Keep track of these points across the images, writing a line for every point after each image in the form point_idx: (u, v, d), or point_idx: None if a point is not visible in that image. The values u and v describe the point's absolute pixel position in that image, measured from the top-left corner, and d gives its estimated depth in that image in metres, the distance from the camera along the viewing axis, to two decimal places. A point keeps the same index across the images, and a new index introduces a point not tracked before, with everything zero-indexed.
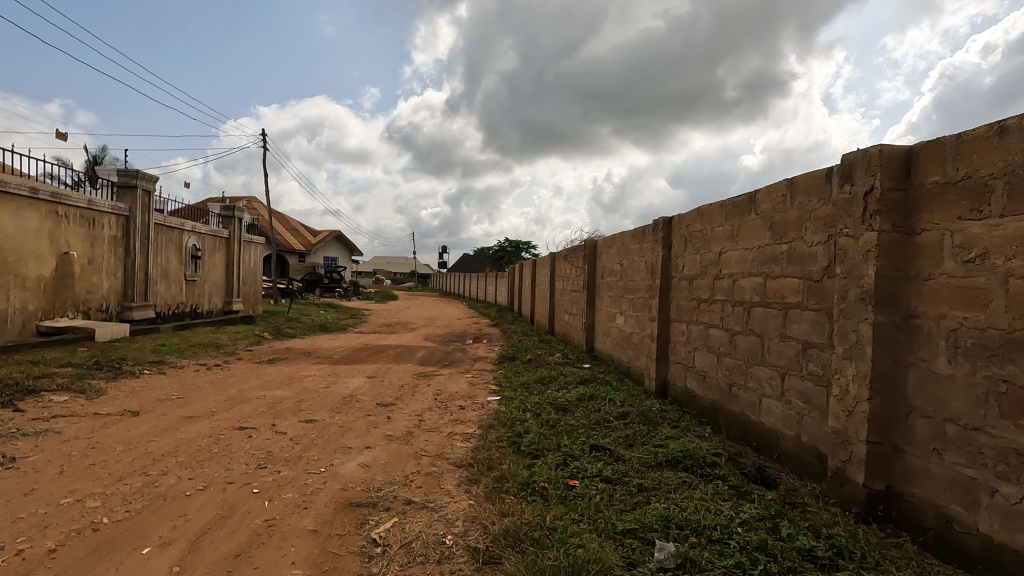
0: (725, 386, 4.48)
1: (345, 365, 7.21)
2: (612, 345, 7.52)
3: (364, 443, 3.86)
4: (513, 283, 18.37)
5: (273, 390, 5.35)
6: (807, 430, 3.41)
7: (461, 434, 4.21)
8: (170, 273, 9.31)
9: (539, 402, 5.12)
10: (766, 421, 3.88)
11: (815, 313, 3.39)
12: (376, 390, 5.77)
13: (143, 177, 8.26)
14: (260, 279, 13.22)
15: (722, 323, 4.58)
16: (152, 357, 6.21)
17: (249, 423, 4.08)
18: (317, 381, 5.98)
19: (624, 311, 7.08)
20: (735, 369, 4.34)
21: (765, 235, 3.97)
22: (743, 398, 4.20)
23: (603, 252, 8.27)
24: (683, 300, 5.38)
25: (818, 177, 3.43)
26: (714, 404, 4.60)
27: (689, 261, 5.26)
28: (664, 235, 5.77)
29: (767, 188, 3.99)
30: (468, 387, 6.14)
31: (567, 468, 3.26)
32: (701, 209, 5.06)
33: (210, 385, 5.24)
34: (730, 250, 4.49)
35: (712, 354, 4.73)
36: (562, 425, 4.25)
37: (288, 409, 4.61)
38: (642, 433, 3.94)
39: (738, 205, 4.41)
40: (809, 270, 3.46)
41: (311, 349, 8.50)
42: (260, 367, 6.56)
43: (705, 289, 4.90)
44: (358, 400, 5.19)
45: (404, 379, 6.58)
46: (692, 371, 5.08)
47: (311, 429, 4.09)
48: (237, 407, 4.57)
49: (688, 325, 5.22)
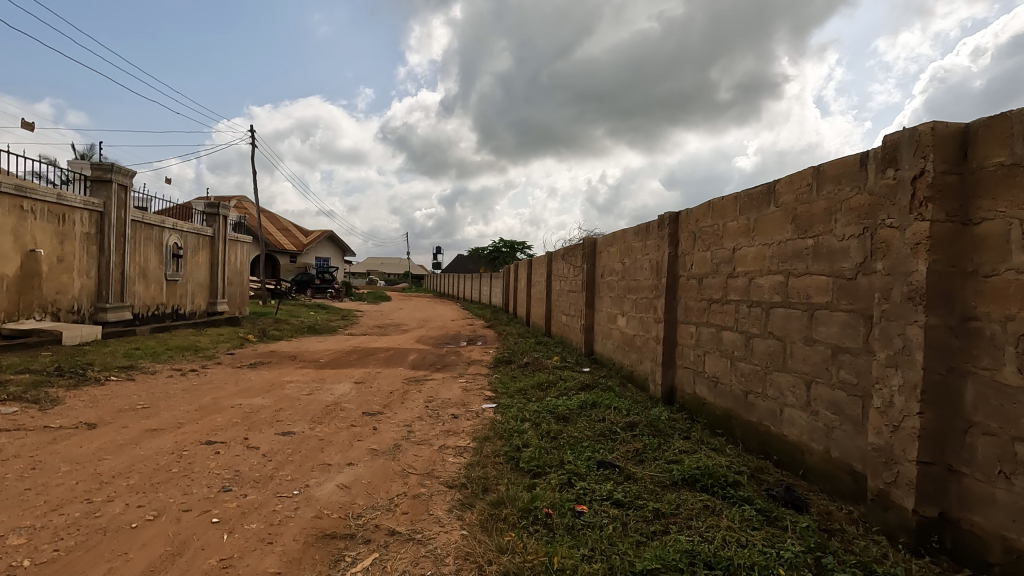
0: (739, 394, 4.13)
1: (332, 370, 6.82)
2: (613, 348, 7.15)
3: (346, 459, 3.48)
4: (508, 283, 17.99)
5: (251, 398, 4.95)
6: (838, 444, 3.07)
7: (454, 447, 3.84)
8: (149, 273, 8.88)
9: (538, 410, 4.75)
10: (788, 433, 3.53)
11: (847, 315, 3.04)
12: (363, 397, 5.38)
13: (118, 171, 7.84)
14: (247, 279, 12.79)
15: (736, 325, 4.23)
16: (122, 362, 5.80)
17: (219, 437, 3.69)
18: (300, 387, 5.59)
19: (626, 312, 6.72)
20: (752, 376, 3.99)
21: (786, 229, 3.63)
22: (761, 408, 3.86)
23: (603, 251, 7.91)
24: (691, 300, 5.03)
25: (851, 163, 3.08)
26: (728, 413, 4.25)
27: (698, 258, 4.91)
28: (670, 231, 5.42)
29: (788, 178, 3.64)
30: (461, 394, 5.77)
31: (572, 489, 2.90)
32: (712, 203, 4.71)
33: (182, 393, 4.84)
34: (745, 246, 4.15)
35: (724, 360, 4.38)
36: (564, 437, 3.89)
37: (264, 420, 4.22)
38: (653, 446, 3.58)
39: (755, 197, 4.06)
40: (839, 267, 3.11)
41: (297, 352, 8.11)
42: (240, 372, 6.16)
43: (716, 288, 4.56)
44: (342, 408, 4.81)
45: (393, 384, 6.19)
46: (702, 377, 4.74)
47: (287, 443, 3.70)
48: (208, 417, 4.18)
49: (697, 327, 4.87)
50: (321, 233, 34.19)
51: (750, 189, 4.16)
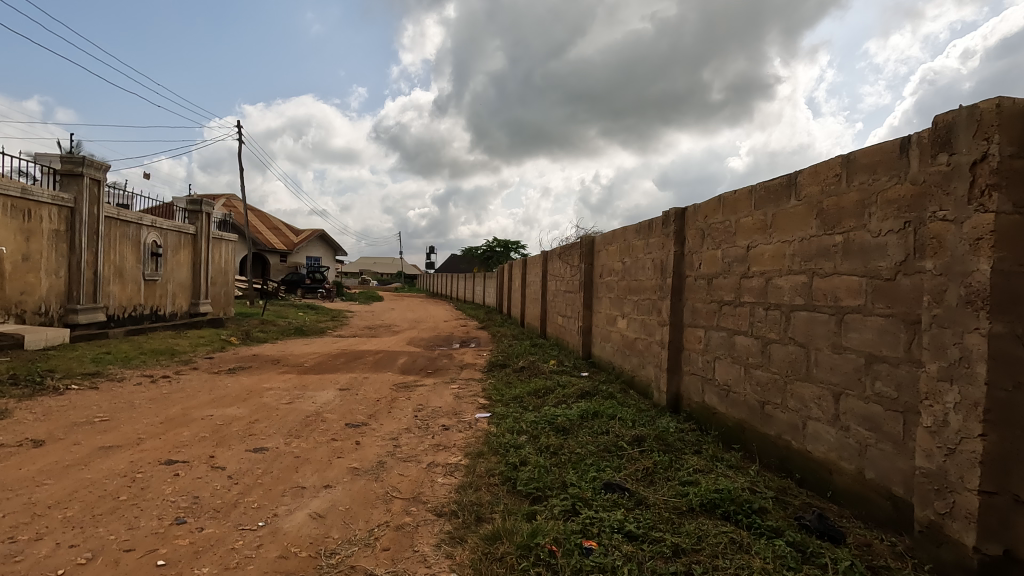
0: (754, 404, 3.81)
1: (316, 375, 6.44)
2: (613, 352, 6.81)
3: (322, 480, 3.11)
4: (502, 283, 17.63)
5: (224, 408, 4.56)
6: (874, 465, 2.75)
7: (443, 464, 3.49)
8: (125, 272, 8.45)
9: (535, 421, 4.40)
10: (813, 449, 3.21)
11: (885, 320, 2.72)
12: (347, 406, 5.01)
13: (90, 165, 7.41)
14: (232, 279, 12.35)
15: (751, 330, 3.91)
16: (87, 368, 5.39)
17: (181, 455, 3.30)
18: (280, 395, 5.20)
19: (626, 314, 6.39)
20: (768, 385, 3.67)
21: (810, 224, 3.31)
22: (780, 420, 3.53)
23: (602, 250, 7.57)
24: (699, 301, 4.70)
25: (889, 149, 2.76)
26: (742, 425, 3.93)
27: (707, 257, 4.59)
28: (676, 228, 5.09)
29: (812, 168, 3.32)
30: (453, 402, 5.41)
31: (578, 519, 2.55)
32: (723, 197, 4.39)
33: (148, 404, 4.44)
34: (761, 244, 3.82)
35: (737, 367, 4.06)
36: (566, 453, 3.54)
37: (236, 434, 3.84)
38: (664, 465, 3.24)
39: (772, 190, 3.74)
40: (875, 266, 2.79)
41: (281, 356, 7.71)
42: (216, 379, 5.76)
43: (728, 289, 4.23)
44: (323, 419, 4.44)
45: (381, 391, 5.81)
46: (712, 385, 4.41)
47: (258, 461, 3.33)
48: (173, 432, 3.78)
49: (706, 331, 4.55)
50: (311, 232, 33.61)
51: (766, 182, 3.83)
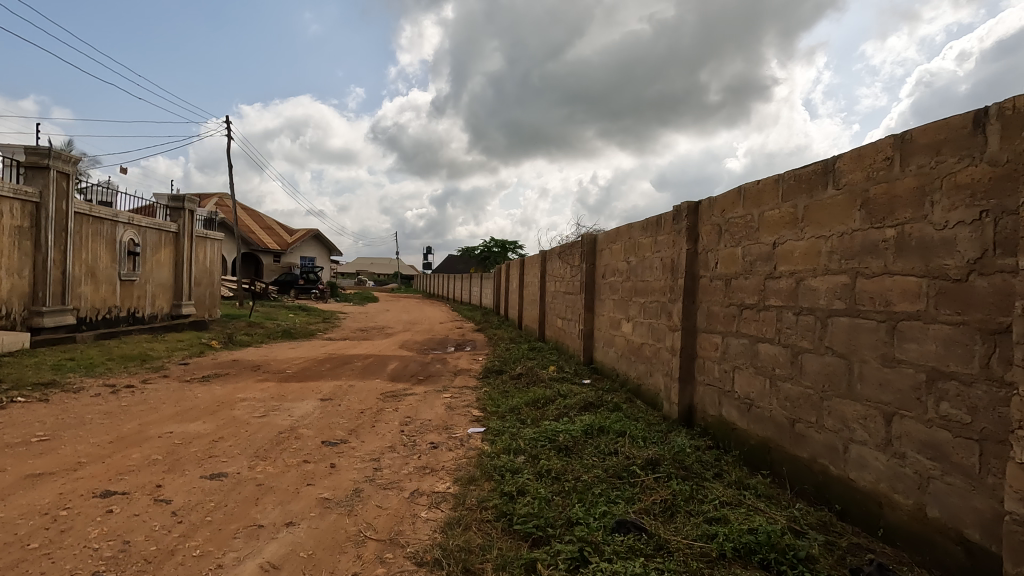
0: (782, 421, 3.37)
1: (297, 383, 5.96)
2: (618, 358, 6.37)
3: (284, 515, 2.65)
4: (500, 284, 17.18)
5: (187, 424, 4.08)
6: (940, 502, 2.31)
7: (429, 493, 3.02)
8: (98, 272, 7.97)
9: (534, 438, 3.94)
10: (858, 478, 2.77)
11: (954, 329, 2.28)
12: (327, 419, 4.54)
13: (57, 157, 6.93)
14: (218, 279, 11.86)
15: (777, 337, 3.46)
16: (42, 377, 4.92)
17: (121, 485, 2.83)
18: (253, 407, 4.72)
19: (632, 317, 5.96)
20: (799, 401, 3.24)
21: (853, 215, 2.86)
22: (815, 441, 3.09)
23: (605, 249, 7.13)
24: (715, 304, 4.26)
25: (957, 125, 2.31)
26: (768, 444, 3.49)
27: (725, 255, 4.14)
28: (689, 224, 4.64)
29: (855, 150, 2.88)
30: (444, 413, 4.96)
31: (587, 571, 2.09)
32: (744, 189, 3.93)
33: (100, 420, 3.96)
34: (790, 240, 3.38)
35: (761, 379, 3.62)
36: (570, 479, 3.08)
37: (193, 456, 3.37)
38: (684, 497, 2.78)
39: (802, 179, 3.30)
40: (940, 265, 2.35)
41: (263, 362, 7.24)
42: (186, 389, 5.28)
43: (750, 292, 3.78)
44: (298, 435, 3.99)
45: (366, 402, 5.34)
46: (731, 398, 3.97)
47: (214, 490, 2.87)
48: (120, 454, 3.31)
49: (724, 338, 4.10)
50: (305, 232, 33.05)
51: (796, 170, 3.39)
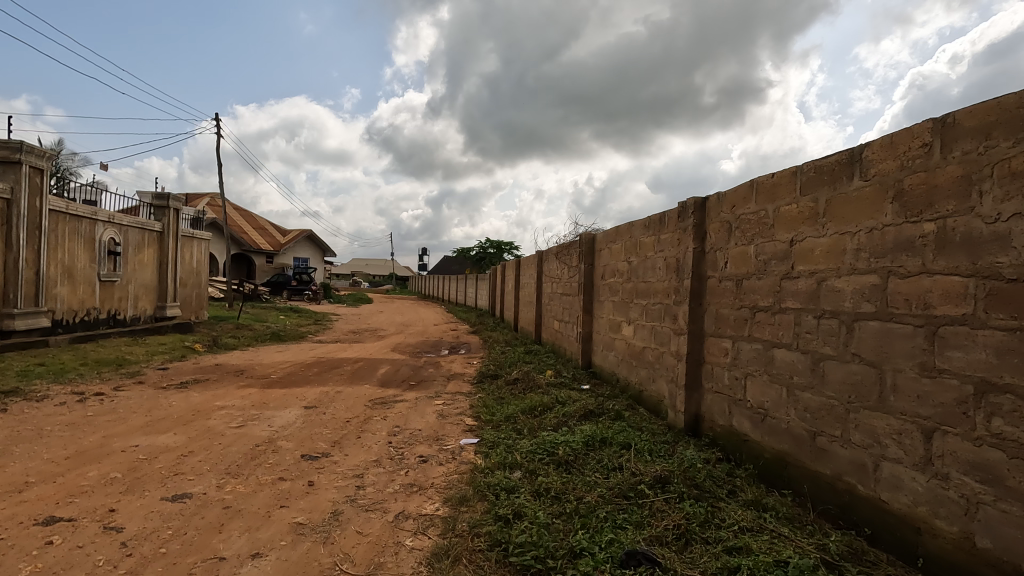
0: (801, 434, 3.10)
1: (281, 390, 5.64)
2: (618, 362, 6.09)
3: (251, 545, 2.35)
4: (495, 284, 16.90)
5: (156, 436, 3.76)
6: (991, 531, 2.05)
7: (416, 516, 2.73)
8: (75, 273, 7.63)
9: (532, 451, 3.65)
10: (890, 500, 2.50)
11: (1008, 335, 2.01)
12: (309, 430, 4.23)
13: (30, 151, 6.59)
14: (204, 280, 11.50)
15: (795, 343, 3.19)
16: (4, 385, 4.59)
17: (68, 510, 2.52)
18: (230, 417, 4.41)
19: (634, 320, 5.69)
20: (820, 412, 2.97)
21: (884, 209, 2.59)
22: (839, 457, 2.82)
23: (604, 249, 6.85)
24: (725, 306, 3.98)
25: (1011, 105, 2.05)
26: (785, 459, 3.22)
27: (736, 254, 3.87)
28: (695, 221, 4.36)
29: (886, 137, 2.61)
30: (435, 422, 4.67)
31: None
32: (757, 183, 3.66)
33: (60, 432, 3.64)
34: (810, 237, 3.11)
35: (777, 387, 3.35)
36: (572, 500, 2.79)
37: (156, 474, 3.05)
38: (698, 521, 2.51)
39: (824, 170, 3.03)
40: (991, 263, 2.08)
41: (247, 366, 6.91)
42: (161, 396, 4.95)
43: (764, 294, 3.51)
44: (276, 448, 3.69)
45: (353, 410, 5.03)
46: (743, 408, 3.70)
47: (175, 515, 2.57)
48: (75, 472, 3.00)
49: (735, 343, 3.83)
50: (298, 232, 32.60)
51: (817, 160, 3.12)
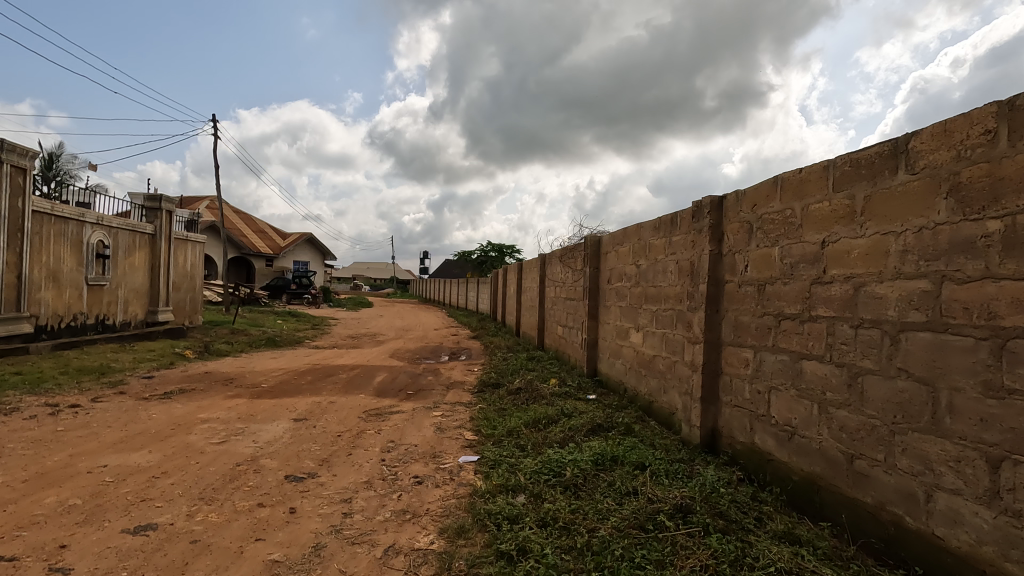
0: (836, 456, 2.80)
1: (270, 400, 5.34)
2: (626, 371, 5.79)
3: None
4: (496, 288, 16.64)
5: (128, 454, 3.46)
6: None
7: (407, 552, 2.43)
8: (61, 277, 7.36)
9: (536, 471, 3.34)
10: (947, 537, 2.20)
11: None
12: (296, 446, 3.93)
13: (12, 150, 6.33)
14: (199, 283, 11.22)
15: (828, 355, 2.89)
16: None
17: (12, 548, 2.23)
18: (212, 431, 4.10)
19: (643, 326, 5.39)
20: (859, 433, 2.67)
21: (936, 205, 2.29)
22: (883, 484, 2.52)
23: (610, 252, 6.56)
24: (745, 313, 3.68)
25: None
26: (818, 483, 2.91)
27: (757, 257, 3.57)
28: (711, 222, 4.06)
29: (938, 124, 2.32)
30: (432, 437, 4.37)
31: None
32: (782, 179, 3.36)
33: (23, 451, 3.35)
34: (845, 238, 2.81)
35: (807, 403, 3.05)
36: (584, 533, 2.49)
37: (120, 500, 2.76)
38: (729, 561, 2.21)
39: (861, 163, 2.74)
40: None
41: (237, 374, 6.61)
42: (141, 408, 4.65)
43: (791, 300, 3.21)
44: (259, 468, 3.39)
45: (346, 422, 4.73)
46: (767, 424, 3.40)
47: (134, 551, 2.28)
48: (30, 498, 2.71)
49: (757, 353, 3.53)
50: (298, 236, 32.37)
51: (852, 154, 2.82)
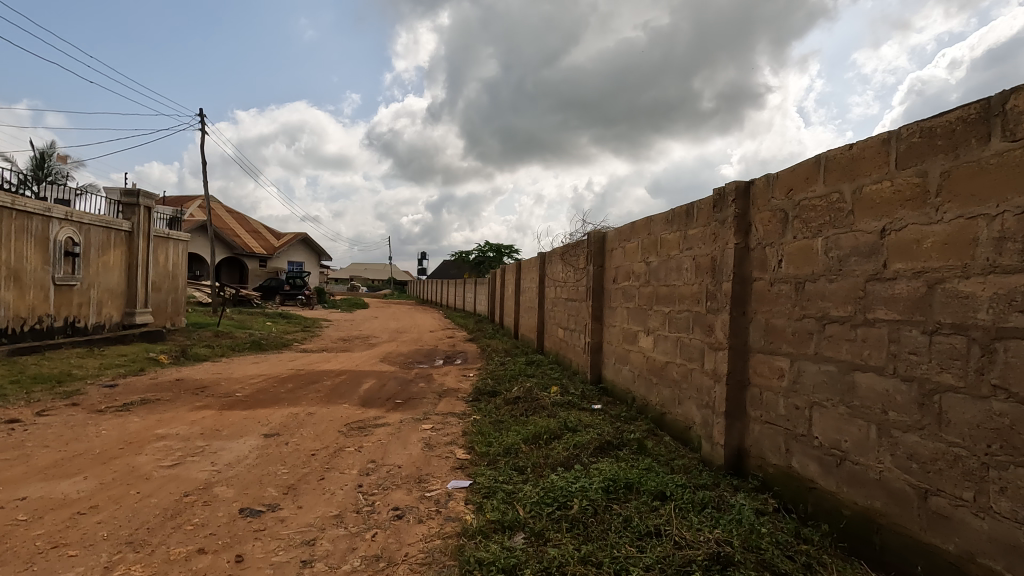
0: (903, 490, 2.30)
1: (242, 412, 4.81)
2: (634, 379, 5.29)
3: None
4: (495, 290, 16.12)
5: (56, 483, 2.93)
6: None
7: None
8: (24, 276, 6.83)
9: (538, 503, 2.83)
10: None
11: None
12: (261, 469, 3.41)
13: None
14: (182, 283, 10.69)
15: (891, 367, 2.39)
16: None
17: None
18: (166, 452, 3.58)
19: (653, 330, 4.89)
20: (935, 464, 2.17)
21: None
22: (972, 530, 2.02)
23: (616, 249, 6.05)
24: (778, 315, 3.18)
25: None
26: (878, 522, 2.42)
27: (794, 250, 3.07)
28: (737, 211, 3.56)
29: None
30: (419, 455, 3.86)
31: None
32: (828, 158, 2.86)
33: None
34: (915, 225, 2.30)
35: (861, 424, 2.55)
36: None
37: (25, 549, 2.23)
38: None
39: (935, 133, 2.24)
40: None
41: (211, 381, 6.09)
42: (91, 422, 4.13)
43: (839, 301, 2.71)
44: (210, 498, 2.88)
45: (323, 438, 4.22)
46: (807, 446, 2.89)
47: None
48: None
49: (794, 361, 3.02)
50: (294, 236, 31.83)
51: (922, 122, 2.32)
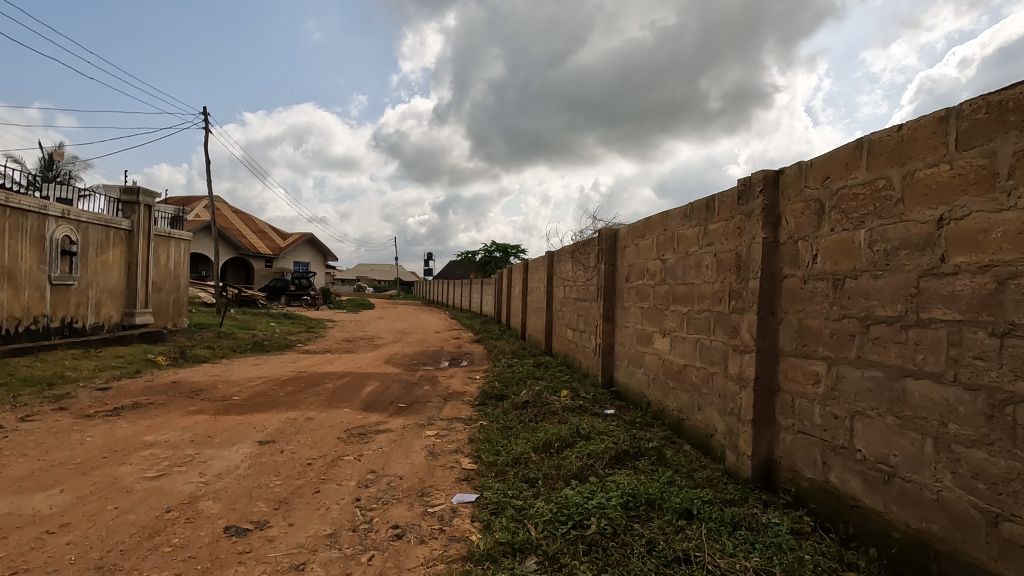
0: (967, 513, 2.03)
1: (237, 417, 4.59)
2: (649, 382, 5.02)
3: None
4: (502, 289, 15.87)
5: (29, 497, 2.71)
6: None
7: None
8: (19, 276, 6.66)
9: (551, 521, 2.57)
10: None
11: None
12: (252, 480, 3.17)
13: None
14: (184, 282, 10.51)
15: (951, 374, 2.11)
16: None
17: None
18: (152, 461, 3.35)
19: (670, 330, 4.62)
20: (1008, 485, 1.90)
21: None
22: None
23: (629, 246, 5.78)
24: (813, 315, 2.91)
25: None
26: (935, 547, 2.15)
27: (832, 243, 2.79)
28: (765, 203, 3.29)
29: None
30: (422, 465, 3.62)
31: None
32: (871, 141, 2.59)
33: None
34: (982, 212, 2.03)
35: (914, 437, 2.27)
36: None
37: None
38: None
39: (1006, 107, 1.96)
40: None
41: (209, 384, 5.88)
42: (77, 428, 3.91)
43: (886, 300, 2.44)
44: (193, 515, 2.64)
45: (321, 445, 3.99)
46: (848, 459, 2.62)
47: None
48: None
49: (832, 366, 2.75)
50: (300, 236, 31.74)
51: (989, 95, 2.04)
